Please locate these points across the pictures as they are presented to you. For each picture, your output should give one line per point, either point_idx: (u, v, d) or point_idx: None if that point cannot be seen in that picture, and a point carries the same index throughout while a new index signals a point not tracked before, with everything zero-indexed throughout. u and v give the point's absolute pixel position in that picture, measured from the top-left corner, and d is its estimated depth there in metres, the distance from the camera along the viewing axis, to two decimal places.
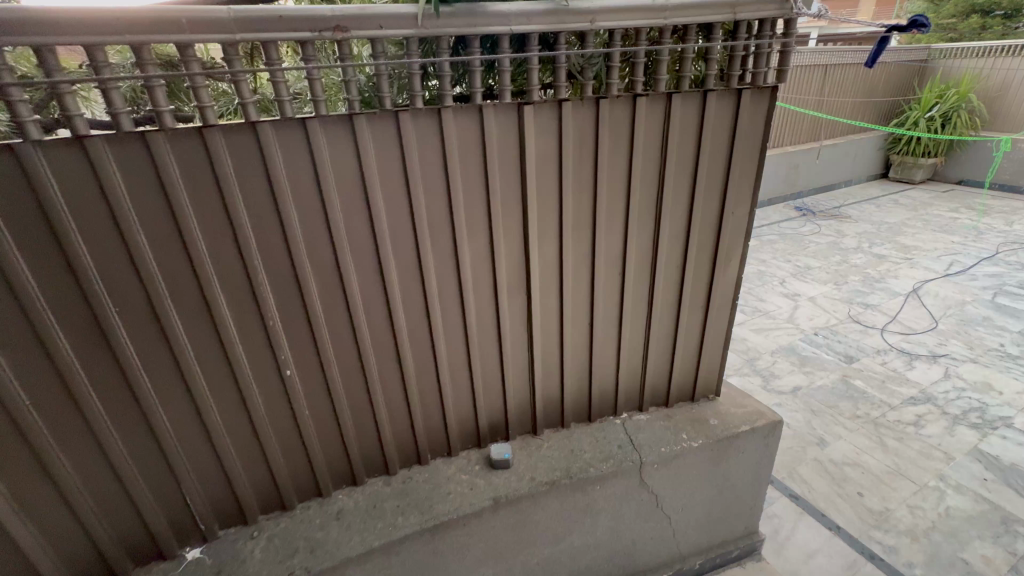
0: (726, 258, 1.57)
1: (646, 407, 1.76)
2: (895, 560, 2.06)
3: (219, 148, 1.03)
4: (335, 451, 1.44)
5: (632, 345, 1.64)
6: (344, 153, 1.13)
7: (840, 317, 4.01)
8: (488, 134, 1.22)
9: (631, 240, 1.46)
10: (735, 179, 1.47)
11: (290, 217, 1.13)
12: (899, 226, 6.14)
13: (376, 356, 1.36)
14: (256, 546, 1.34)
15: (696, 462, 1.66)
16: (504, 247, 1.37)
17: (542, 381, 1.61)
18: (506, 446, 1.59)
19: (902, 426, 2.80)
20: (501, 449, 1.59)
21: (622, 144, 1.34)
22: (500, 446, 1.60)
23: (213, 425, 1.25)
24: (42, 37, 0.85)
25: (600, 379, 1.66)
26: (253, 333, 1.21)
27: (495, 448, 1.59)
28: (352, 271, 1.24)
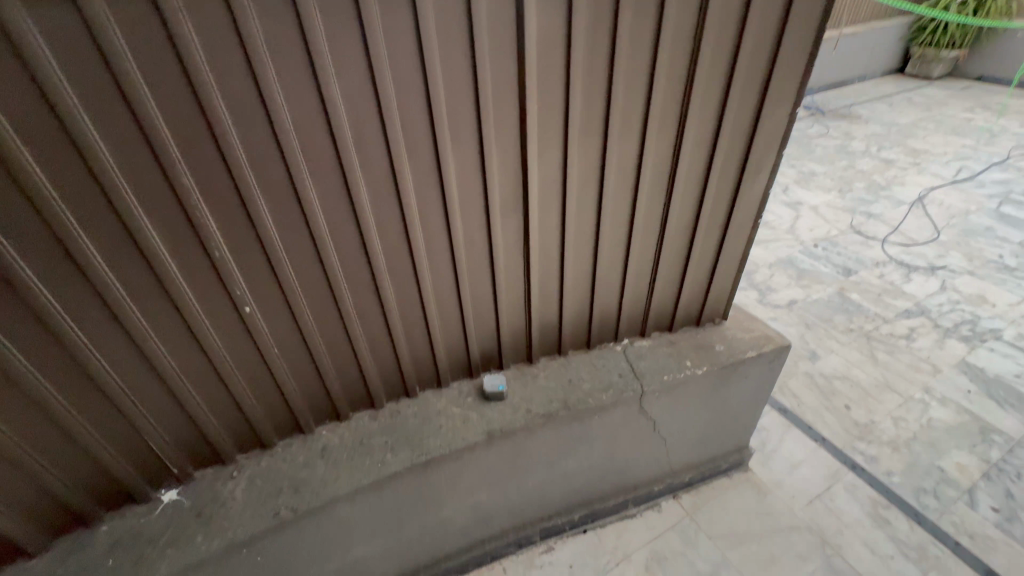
0: (754, 170, 1.36)
1: (648, 333, 1.65)
2: (875, 469, 2.13)
3: (105, 24, 0.75)
4: (314, 388, 1.33)
5: (639, 269, 1.48)
6: (284, 32, 0.85)
7: (842, 227, 3.86)
8: (477, 6, 0.93)
9: (648, 149, 1.22)
10: (780, 71, 1.20)
11: (222, 121, 0.89)
12: (912, 128, 5.78)
13: (351, 284, 1.19)
14: (238, 486, 1.27)
15: (698, 388, 1.60)
16: (498, 159, 1.13)
17: (538, 309, 1.46)
18: (499, 378, 1.49)
19: (894, 340, 2.79)
20: (494, 380, 1.48)
21: (648, 22, 1.05)
22: (494, 378, 1.49)
23: (167, 370, 1.10)
24: None
25: (601, 305, 1.53)
26: (197, 267, 1.02)
27: (488, 380, 1.49)
28: (311, 190, 1.02)
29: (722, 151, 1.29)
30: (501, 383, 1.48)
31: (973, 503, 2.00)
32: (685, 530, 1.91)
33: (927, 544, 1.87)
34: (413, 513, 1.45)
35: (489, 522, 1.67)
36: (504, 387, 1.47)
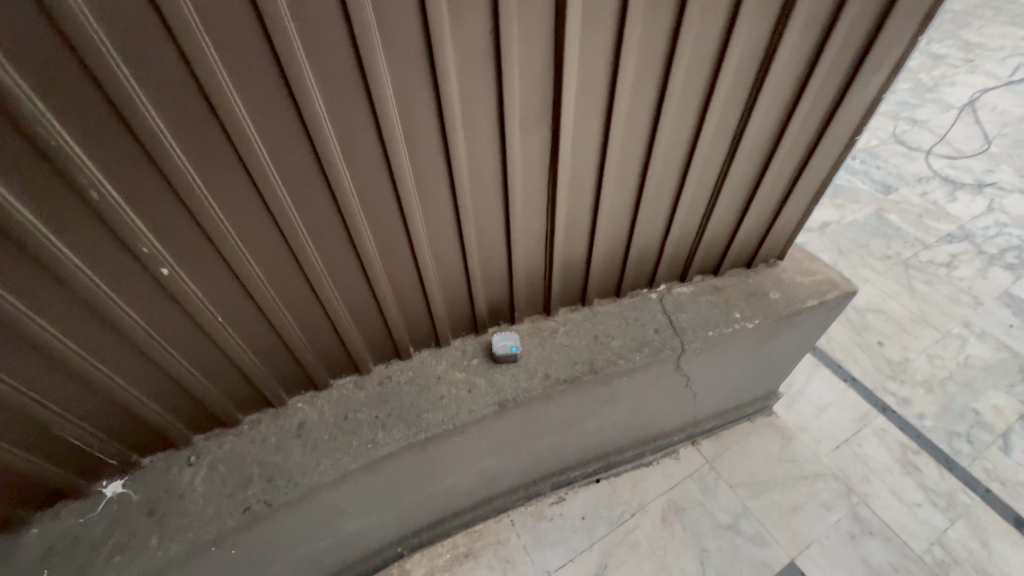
0: (872, 65, 0.97)
1: (690, 277, 1.36)
2: (906, 411, 1.99)
3: None
4: (280, 356, 1.06)
5: (693, 200, 1.15)
6: None
7: (883, 136, 3.43)
8: None
9: (739, 29, 0.84)
10: None
11: None
12: (967, 16, 5.04)
13: (309, 226, 0.87)
14: (197, 475, 1.04)
15: (745, 342, 1.35)
16: (518, 43, 0.76)
17: (561, 252, 1.15)
18: (513, 337, 1.21)
19: (933, 268, 2.54)
20: (506, 340, 1.21)
21: None
22: (505, 337, 1.21)
23: (65, 354, 0.81)
24: None
25: (639, 246, 1.21)
26: (72, 214, 0.70)
27: (498, 340, 1.21)
28: (231, 90, 0.68)
29: (837, 34, 0.90)
30: (515, 343, 1.21)
31: (1007, 447, 1.88)
32: (704, 478, 1.79)
33: (956, 491, 1.77)
34: (412, 486, 1.26)
35: (496, 482, 1.51)
36: (519, 348, 1.20)
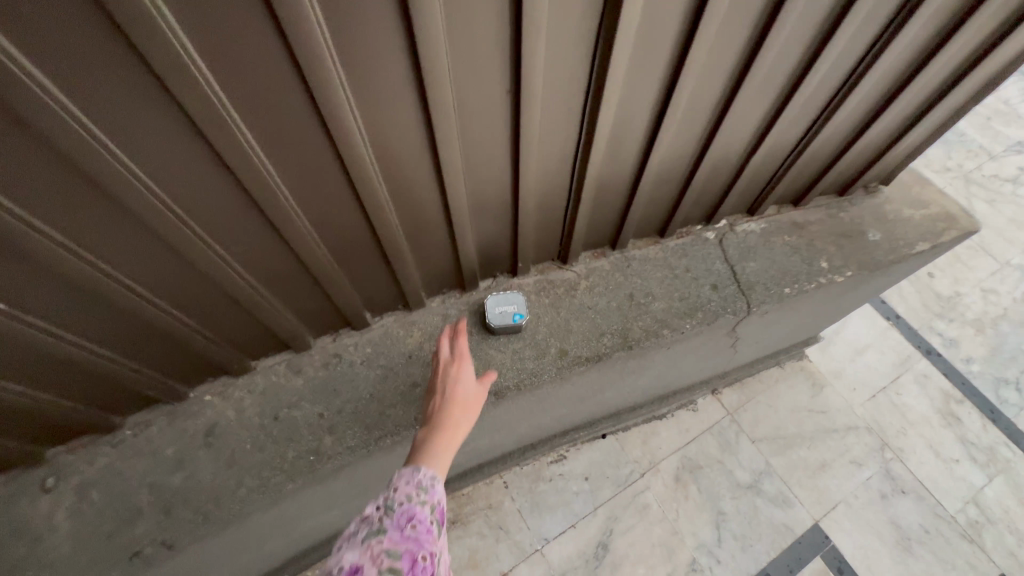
0: None
1: (762, 210, 0.97)
2: (953, 355, 1.75)
3: None
4: (158, 342, 0.68)
5: (807, 94, 0.75)
6: None
7: None
8: None
9: None
10: None
11: None
12: None
13: (118, 114, 0.45)
14: (58, 508, 0.71)
15: (823, 300, 1.01)
16: None
17: (594, 176, 0.75)
18: (517, 302, 0.85)
19: (998, 184, 2.17)
20: (507, 306, 0.85)
21: None
22: (504, 301, 0.85)
23: None
24: None
25: (708, 163, 0.82)
26: None
27: (494, 307, 0.84)
28: None
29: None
30: (520, 311, 0.85)
31: None
32: (723, 432, 1.57)
33: (997, 445, 1.59)
34: (379, 483, 0.97)
35: (487, 455, 1.24)
36: (525, 317, 0.84)
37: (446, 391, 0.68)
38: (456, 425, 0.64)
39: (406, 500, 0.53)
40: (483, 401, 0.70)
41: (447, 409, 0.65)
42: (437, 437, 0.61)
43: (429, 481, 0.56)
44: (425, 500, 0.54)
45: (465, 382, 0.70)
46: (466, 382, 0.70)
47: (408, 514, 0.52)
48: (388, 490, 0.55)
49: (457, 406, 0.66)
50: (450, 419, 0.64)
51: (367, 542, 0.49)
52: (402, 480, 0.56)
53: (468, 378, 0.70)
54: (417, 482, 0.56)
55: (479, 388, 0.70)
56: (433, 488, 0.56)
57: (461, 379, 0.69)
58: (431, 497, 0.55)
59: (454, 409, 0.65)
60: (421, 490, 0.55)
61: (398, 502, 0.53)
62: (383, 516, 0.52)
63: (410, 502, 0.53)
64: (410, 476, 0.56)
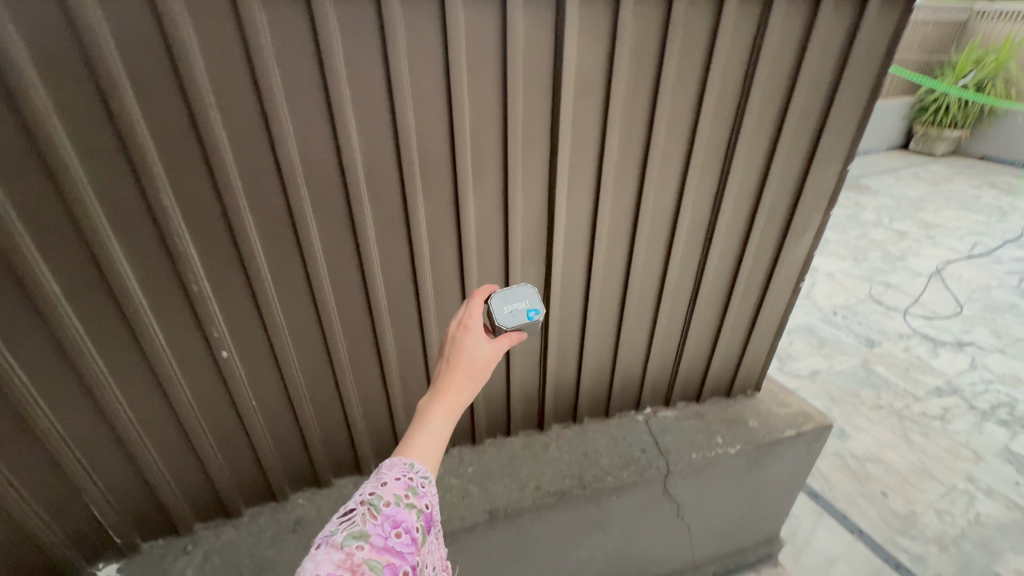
0: (797, 230, 1.21)
1: (674, 402, 1.48)
2: (922, 571, 1.87)
3: (99, 28, 0.67)
4: (293, 447, 1.15)
5: (670, 333, 1.34)
6: (299, 49, 0.76)
7: (861, 296, 3.75)
8: (510, 40, 0.83)
9: (721, 210, 1.13)
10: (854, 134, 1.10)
11: (220, 147, 0.79)
12: (921, 201, 5.65)
13: (351, 323, 1.04)
14: (190, 564, 1.07)
15: (729, 470, 1.40)
16: (523, 201, 1.01)
17: (555, 370, 1.31)
18: (529, 298, 0.82)
19: (928, 420, 2.59)
20: (517, 303, 0.80)
21: (693, 70, 0.95)
22: (514, 299, 0.81)
23: (119, 422, 0.94)
24: None
25: (625, 367, 1.37)
26: (174, 305, 0.90)
27: (501, 308, 0.79)
28: (316, 237, 0.91)
29: (772, 180, 1.11)
30: (533, 307, 0.81)
31: None
32: None
33: None
34: None
35: None
36: (539, 312, 0.81)
37: (456, 355, 0.73)
38: (459, 394, 0.72)
39: (392, 503, 0.63)
40: (488, 362, 0.74)
41: (453, 381, 0.72)
42: (438, 412, 0.71)
43: (420, 476, 0.67)
44: (411, 500, 0.65)
45: (474, 350, 0.74)
46: (478, 345, 0.74)
47: (392, 519, 0.62)
48: (375, 484, 0.65)
49: (464, 373, 0.72)
50: (451, 393, 0.71)
51: (348, 545, 0.59)
52: (391, 471, 0.66)
53: (480, 342, 0.74)
54: (406, 478, 0.66)
55: (489, 350, 0.74)
56: (422, 486, 0.66)
57: (472, 344, 0.74)
58: (416, 499, 0.65)
59: (461, 378, 0.72)
60: (409, 490, 0.65)
61: (384, 503, 0.63)
62: (369, 516, 0.62)
63: (396, 505, 0.63)
64: (403, 468, 0.66)
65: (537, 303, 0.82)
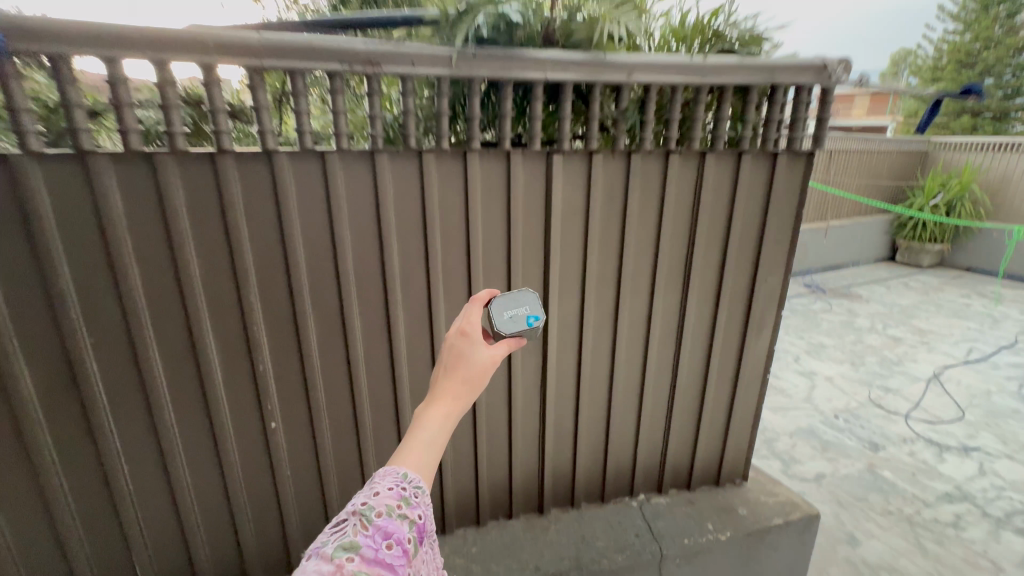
0: (755, 329, 1.43)
1: (666, 489, 1.58)
2: None
3: (231, 179, 0.95)
4: (315, 520, 1.27)
5: (655, 419, 1.49)
6: (362, 191, 1.05)
7: (861, 400, 3.81)
8: (514, 185, 1.14)
9: (688, 309, 1.37)
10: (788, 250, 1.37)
11: (298, 260, 1.04)
12: (913, 308, 5.88)
13: (377, 403, 1.22)
14: None
15: (723, 558, 1.46)
16: None
17: (552, 452, 1.45)
18: (527, 306, 0.91)
19: (940, 528, 2.53)
20: (513, 314, 0.89)
21: (653, 203, 1.25)
22: (513, 306, 0.90)
23: (179, 482, 1.11)
24: (58, 45, 0.80)
25: (616, 451, 1.51)
26: (241, 382, 1.09)
27: (500, 318, 0.88)
28: (358, 327, 1.14)
29: (727, 286, 1.37)
30: (533, 313, 0.91)
31: None
32: None
33: None
34: None
35: None
36: (539, 318, 0.90)
37: (456, 361, 0.80)
38: (457, 396, 0.79)
39: (382, 513, 0.67)
40: (485, 368, 0.81)
41: (452, 384, 0.79)
42: (437, 415, 0.77)
43: (413, 485, 0.71)
44: (401, 511, 0.68)
45: (473, 358, 0.80)
46: (477, 351, 0.81)
47: (382, 530, 0.66)
48: (368, 495, 0.69)
49: (462, 377, 0.80)
50: (450, 397, 0.78)
51: (339, 556, 0.62)
52: (384, 481, 0.71)
53: (478, 348, 0.81)
54: (398, 487, 0.70)
55: (487, 354, 0.81)
56: (414, 496, 0.71)
57: (472, 350, 0.81)
58: (407, 510, 0.69)
59: (460, 380, 0.80)
60: (400, 501, 0.69)
61: (376, 514, 0.67)
62: (360, 529, 0.65)
63: (387, 516, 0.67)
64: (397, 477, 0.72)
65: (535, 311, 0.91)
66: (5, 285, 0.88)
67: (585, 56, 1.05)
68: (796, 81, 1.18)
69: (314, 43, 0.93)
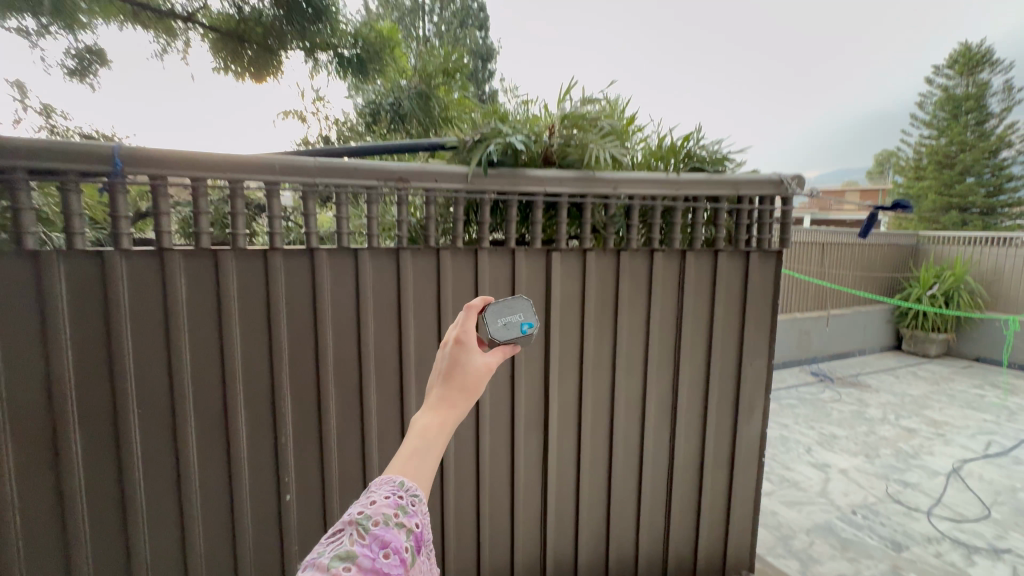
0: (745, 411, 1.51)
1: None
2: None
3: (278, 270, 1.13)
4: None
5: (656, 502, 1.51)
6: (386, 281, 1.23)
7: (879, 495, 3.66)
8: (517, 277, 1.31)
9: (680, 391, 1.46)
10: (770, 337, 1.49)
11: (326, 339, 1.19)
12: (924, 398, 5.78)
13: None
14: None
15: None
16: (526, 381, 1.36)
17: (555, 536, 1.45)
18: (523, 312, 0.76)
19: None
20: (511, 316, 0.74)
21: (641, 293, 1.41)
22: (508, 310, 0.75)
23: (192, 555, 1.14)
24: (161, 168, 1.01)
25: (619, 537, 1.50)
26: (263, 454, 1.17)
27: (495, 320, 0.73)
28: (374, 402, 1.24)
29: (714, 369, 1.47)
30: (528, 321, 0.76)
31: None
32: None
33: None
34: None
35: None
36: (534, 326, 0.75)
37: (452, 368, 0.63)
38: (451, 409, 0.61)
39: (381, 523, 0.50)
40: (486, 375, 0.64)
41: (448, 395, 0.62)
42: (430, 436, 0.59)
43: (411, 494, 0.54)
44: (402, 521, 0.51)
45: (470, 363, 0.64)
46: (474, 356, 0.65)
47: (381, 541, 0.48)
48: (363, 503, 0.52)
49: (457, 385, 0.63)
50: (445, 408, 0.61)
51: (332, 567, 0.45)
52: (380, 490, 0.54)
53: (476, 353, 0.65)
54: (396, 496, 0.53)
55: (485, 360, 0.65)
56: (414, 505, 0.53)
57: (468, 355, 0.64)
58: (408, 519, 0.51)
59: (455, 392, 0.62)
60: (400, 508, 0.52)
61: (373, 523, 0.49)
62: (356, 537, 0.48)
63: (386, 525, 0.50)
64: (393, 485, 0.54)
65: (532, 317, 0.76)
66: (76, 357, 1.01)
67: (576, 174, 1.27)
68: (759, 193, 1.39)
69: (357, 165, 1.15)
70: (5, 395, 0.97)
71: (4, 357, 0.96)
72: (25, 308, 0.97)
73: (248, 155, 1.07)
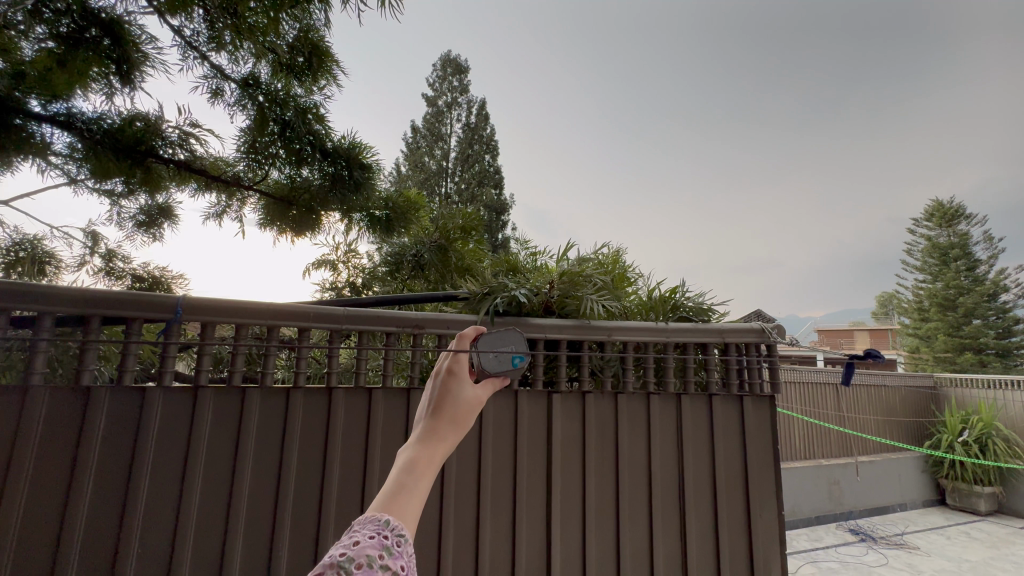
0: (762, 567, 1.42)
1: None
2: None
3: (297, 406, 1.23)
4: None
5: None
6: (396, 417, 1.30)
7: None
8: (519, 415, 1.38)
9: (689, 541, 1.40)
10: (776, 483, 1.47)
11: (332, 476, 1.22)
12: (985, 562, 5.07)
13: None
14: None
15: None
16: (527, 524, 1.32)
17: None
18: (514, 345, 0.91)
19: None
20: (505, 349, 0.89)
21: (640, 434, 1.45)
22: (501, 344, 0.89)
23: None
24: (212, 314, 1.17)
25: None
26: None
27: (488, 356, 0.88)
28: None
29: (723, 518, 1.43)
30: (517, 354, 0.90)
31: None
32: None
33: None
34: None
35: None
36: (525, 359, 0.90)
37: (442, 401, 0.66)
38: (441, 439, 0.62)
39: (364, 565, 0.46)
40: (476, 408, 0.67)
41: (437, 427, 0.63)
42: (421, 465, 0.58)
43: (397, 534, 0.50)
44: (387, 563, 0.47)
45: (457, 392, 0.67)
46: (464, 387, 0.68)
47: None
48: (344, 546, 0.48)
49: (448, 417, 0.65)
50: (434, 441, 0.61)
51: None
52: (364, 529, 0.50)
53: (464, 384, 0.68)
54: (381, 536, 0.50)
55: (475, 392, 0.68)
56: (401, 545, 0.49)
57: (457, 386, 0.67)
58: (393, 562, 0.48)
59: (444, 425, 0.64)
60: (385, 549, 0.48)
61: (355, 566, 0.46)
62: None
63: (370, 566, 0.46)
64: (378, 524, 0.51)
65: (522, 352, 0.91)
66: (96, 488, 1.05)
67: (574, 321, 1.41)
68: (743, 339, 1.50)
69: (380, 313, 1.30)
70: (18, 526, 0.99)
71: (30, 487, 1.01)
72: (63, 437, 1.05)
73: (287, 304, 1.23)
